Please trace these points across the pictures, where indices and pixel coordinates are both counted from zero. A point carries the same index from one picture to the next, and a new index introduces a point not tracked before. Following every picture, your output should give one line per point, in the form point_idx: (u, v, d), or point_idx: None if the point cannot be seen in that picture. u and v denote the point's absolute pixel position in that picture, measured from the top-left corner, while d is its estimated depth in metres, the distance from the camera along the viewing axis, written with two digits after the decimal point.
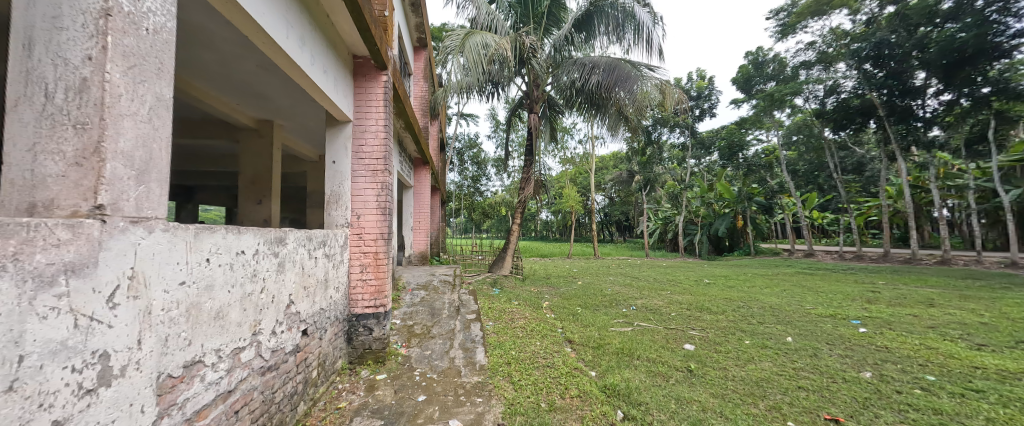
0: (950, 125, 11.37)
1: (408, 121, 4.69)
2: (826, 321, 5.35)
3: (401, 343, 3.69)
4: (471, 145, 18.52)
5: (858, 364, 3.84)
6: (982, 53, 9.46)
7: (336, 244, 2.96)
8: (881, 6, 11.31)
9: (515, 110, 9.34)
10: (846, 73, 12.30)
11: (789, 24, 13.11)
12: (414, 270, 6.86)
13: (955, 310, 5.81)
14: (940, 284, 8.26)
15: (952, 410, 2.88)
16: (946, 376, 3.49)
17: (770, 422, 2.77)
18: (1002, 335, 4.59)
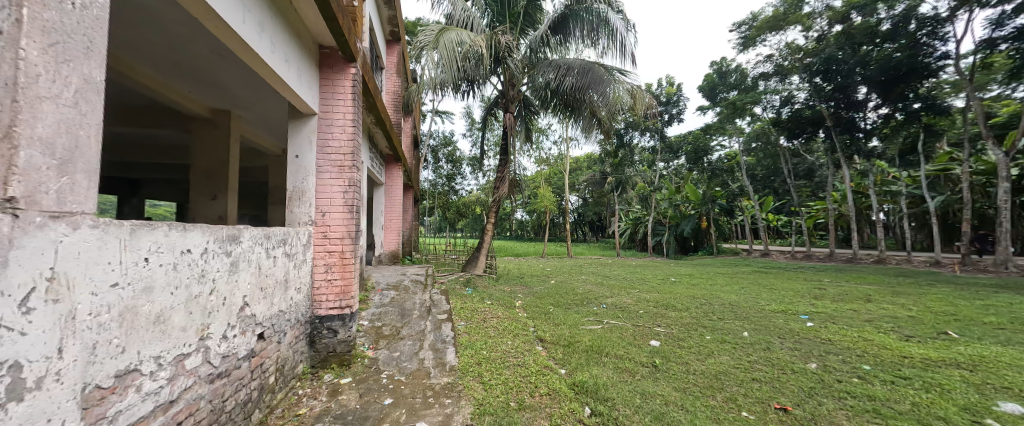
0: (886, 136, 12.39)
1: (379, 116, 4.55)
2: (778, 316, 5.63)
3: (368, 346, 3.57)
4: (446, 143, 18.42)
5: (805, 355, 4.06)
6: (915, 72, 10.39)
7: (297, 243, 2.82)
8: (830, 24, 11.96)
9: (491, 109, 9.29)
10: (800, 85, 12.90)
11: (749, 37, 13.70)
12: (384, 269, 6.68)
13: (888, 305, 6.28)
14: (878, 281, 8.90)
15: (884, 396, 3.10)
16: (879, 365, 3.75)
17: (727, 413, 2.87)
18: (928, 326, 5.01)
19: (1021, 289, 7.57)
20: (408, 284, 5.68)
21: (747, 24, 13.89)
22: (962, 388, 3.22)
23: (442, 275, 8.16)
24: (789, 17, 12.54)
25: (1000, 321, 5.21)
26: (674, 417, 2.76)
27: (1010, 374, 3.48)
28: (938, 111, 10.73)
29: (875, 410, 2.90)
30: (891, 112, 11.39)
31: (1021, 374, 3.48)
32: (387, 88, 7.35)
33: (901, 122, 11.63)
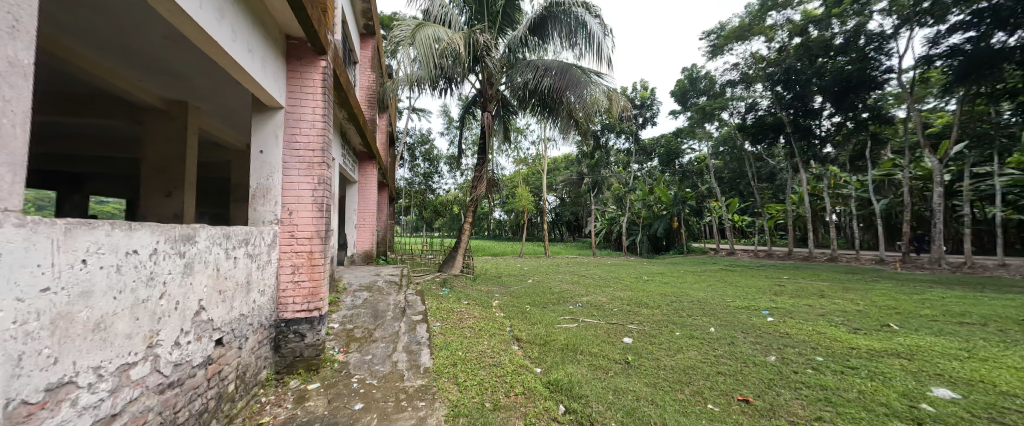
0: (838, 143, 13.08)
1: (352, 112, 4.42)
2: (742, 312, 5.83)
3: (339, 349, 3.45)
4: (423, 141, 18.12)
5: (765, 348, 4.22)
6: (864, 84, 11.07)
7: (261, 243, 2.69)
8: (790, 36, 12.51)
9: (469, 108, 9.20)
10: (764, 93, 13.76)
11: (718, 45, 14.18)
12: (357, 270, 6.50)
13: (839, 300, 6.63)
14: (831, 278, 9.43)
15: (834, 385, 3.26)
16: (830, 356, 3.95)
17: (694, 406, 2.94)
18: (873, 319, 5.35)
19: (960, 285, 8.18)
20: (382, 285, 5.53)
21: (715, 33, 14.42)
22: (902, 376, 3.44)
23: (418, 275, 8.02)
24: (753, 28, 13.07)
25: (937, 314, 5.61)
26: (644, 413, 2.80)
27: (943, 362, 3.75)
28: (882, 120, 11.61)
29: (827, 398, 3.05)
30: (844, 121, 12.04)
31: (950, 361, 3.76)
32: (361, 83, 7.16)
33: (851, 130, 12.32)
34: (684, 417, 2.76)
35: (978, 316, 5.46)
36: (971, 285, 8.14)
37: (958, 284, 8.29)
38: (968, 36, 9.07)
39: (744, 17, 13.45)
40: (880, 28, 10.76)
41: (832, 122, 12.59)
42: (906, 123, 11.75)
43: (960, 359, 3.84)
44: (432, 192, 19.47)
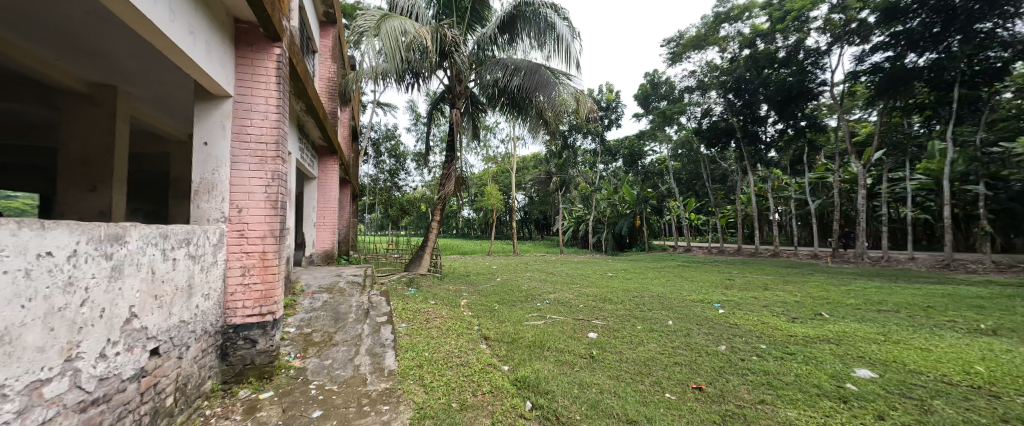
0: (781, 148, 14.02)
1: (310, 104, 4.19)
2: (696, 305, 6.09)
3: (296, 354, 3.25)
4: (389, 137, 17.69)
5: (717, 338, 4.42)
6: (802, 95, 11.90)
7: (205, 243, 2.48)
8: (740, 48, 13.18)
9: (437, 104, 9.02)
10: (716, 99, 14.41)
11: (676, 53, 14.67)
12: (317, 271, 6.20)
13: (781, 292, 7.08)
14: (775, 272, 10.09)
15: (776, 370, 3.47)
16: (772, 344, 4.21)
17: (653, 396, 3.03)
18: (807, 308, 5.78)
19: (889, 277, 8.96)
20: (344, 286, 5.30)
21: (674, 41, 14.90)
22: (831, 359, 3.74)
23: (384, 276, 7.76)
24: (708, 38, 13.71)
25: (862, 302, 6.15)
26: (608, 405, 2.83)
27: (864, 345, 4.12)
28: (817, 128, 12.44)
29: (770, 383, 3.24)
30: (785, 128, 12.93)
31: (868, 344, 4.13)
32: (320, 74, 6.82)
33: (792, 137, 13.20)
34: (644, 407, 2.83)
35: (894, 304, 6.01)
36: (893, 276, 8.98)
37: (885, 276, 9.10)
38: (885, 57, 10.39)
39: (701, 26, 14.06)
40: (816, 45, 11.61)
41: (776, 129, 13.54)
42: (838, 131, 12.84)
43: (877, 342, 4.22)
44: (398, 189, 18.97)
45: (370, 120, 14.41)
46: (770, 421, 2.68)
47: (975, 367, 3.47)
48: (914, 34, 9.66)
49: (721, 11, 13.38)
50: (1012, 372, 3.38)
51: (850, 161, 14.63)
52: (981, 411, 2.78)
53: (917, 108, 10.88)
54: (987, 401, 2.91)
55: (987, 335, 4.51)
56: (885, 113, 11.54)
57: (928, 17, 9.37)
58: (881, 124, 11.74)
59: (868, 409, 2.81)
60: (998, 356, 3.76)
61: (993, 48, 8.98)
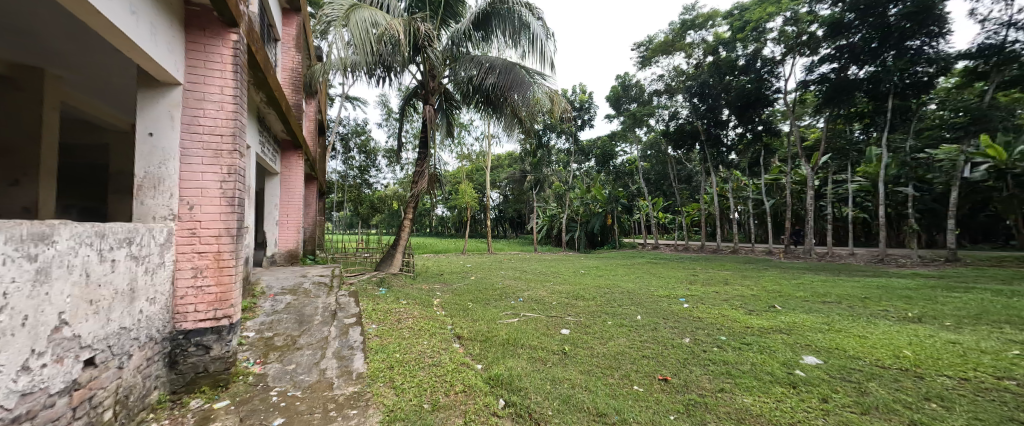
0: (741, 150, 14.86)
1: (271, 95, 3.98)
2: (663, 299, 6.27)
3: (255, 360, 3.06)
4: (358, 132, 16.88)
5: (682, 332, 4.56)
6: (759, 101, 12.63)
7: (150, 242, 2.29)
8: (704, 55, 13.75)
9: (409, 100, 8.79)
10: (682, 103, 14.89)
11: (645, 57, 14.98)
12: (279, 271, 5.90)
13: (740, 286, 7.42)
14: (736, 267, 10.56)
15: (734, 360, 3.62)
16: (732, 335, 4.38)
17: (622, 388, 3.07)
18: (762, 301, 6.07)
19: (839, 271, 9.56)
20: (309, 287, 5.07)
21: (644, 46, 15.15)
22: (783, 348, 3.94)
23: (352, 276, 7.50)
24: (675, 44, 14.11)
25: (810, 294, 6.54)
26: (579, 400, 2.85)
27: (811, 334, 4.37)
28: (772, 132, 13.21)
29: (730, 372, 3.36)
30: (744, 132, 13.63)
31: (815, 333, 4.38)
32: (283, 65, 6.56)
33: (750, 141, 14.05)
34: (614, 400, 2.87)
35: (836, 296, 6.44)
36: (839, 270, 9.61)
37: (833, 270, 9.72)
38: (831, 68, 11.11)
39: (669, 32, 14.45)
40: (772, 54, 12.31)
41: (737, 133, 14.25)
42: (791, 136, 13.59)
43: (822, 331, 4.49)
44: (369, 187, 18.49)
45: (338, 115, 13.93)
46: (729, 409, 2.78)
47: (904, 352, 3.77)
48: (856, 48, 10.38)
49: (687, 18, 13.82)
50: (937, 355, 3.69)
51: (801, 164, 15.62)
52: (909, 390, 3.02)
53: (857, 116, 11.92)
54: (912, 381, 3.18)
55: (915, 322, 4.92)
56: (830, 120, 12.40)
57: (868, 33, 10.14)
58: (827, 129, 12.64)
59: (814, 393, 2.98)
60: (927, 341, 4.09)
61: (922, 64, 9.75)
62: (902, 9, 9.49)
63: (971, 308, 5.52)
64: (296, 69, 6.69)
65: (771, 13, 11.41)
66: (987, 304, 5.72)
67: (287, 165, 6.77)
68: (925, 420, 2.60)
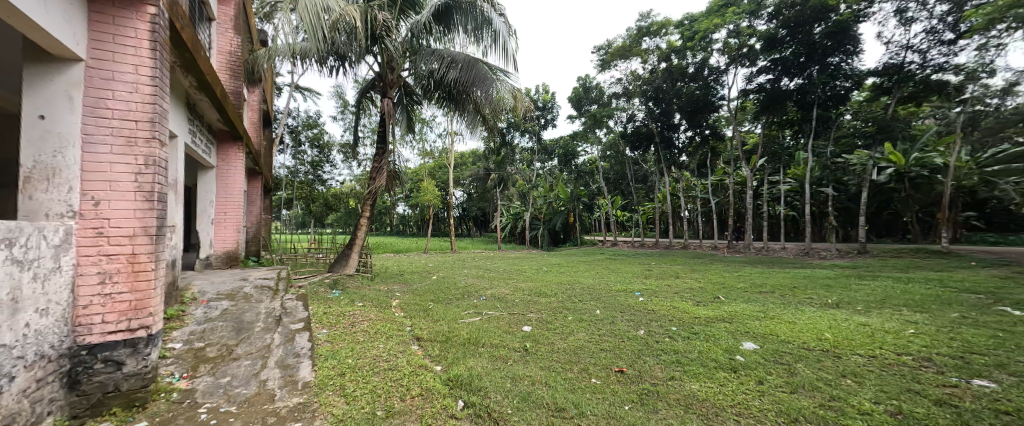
0: (691, 152, 15.65)
1: (202, 80, 3.63)
2: (619, 294, 6.42)
3: (182, 374, 2.73)
4: (310, 125, 16.14)
5: (637, 324, 4.66)
6: (706, 107, 13.44)
7: (38, 245, 1.97)
8: (658, 61, 14.25)
9: (366, 92, 8.38)
10: (639, 106, 15.38)
11: (605, 60, 15.30)
12: (214, 275, 5.40)
13: (690, 279, 7.78)
14: (686, 262, 11.09)
15: (683, 349, 3.73)
16: (682, 325, 4.54)
17: (581, 382, 3.07)
18: (708, 292, 6.38)
19: (777, 264, 10.30)
20: (250, 291, 4.67)
21: (603, 49, 15.57)
22: (725, 335, 4.13)
23: (302, 278, 7.04)
24: (632, 49, 14.48)
25: (748, 285, 7.00)
26: (538, 396, 2.80)
27: (749, 322, 4.63)
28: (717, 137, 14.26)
29: (680, 360, 3.46)
30: (693, 135, 14.49)
31: (752, 320, 4.66)
32: (219, 47, 6.03)
33: (698, 144, 14.91)
34: (573, 394, 2.85)
35: (771, 286, 6.91)
36: (774, 263, 10.38)
37: (769, 263, 10.47)
38: (768, 78, 11.98)
39: (626, 37, 14.81)
40: (717, 63, 12.99)
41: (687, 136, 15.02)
42: (731, 140, 14.61)
43: (759, 318, 4.77)
44: (321, 183, 17.44)
45: (287, 105, 13.06)
46: (678, 395, 2.85)
47: (824, 335, 4.11)
48: (788, 61, 11.26)
49: (643, 25, 14.27)
50: (850, 336, 4.07)
51: (742, 166, 16.75)
52: (829, 369, 3.28)
53: (788, 124, 12.78)
54: (832, 360, 3.45)
55: (832, 307, 5.41)
56: (766, 126, 13.40)
57: (797, 48, 11.07)
58: (764, 135, 13.71)
59: (751, 376, 3.14)
60: (843, 325, 4.49)
61: (839, 79, 10.76)
62: (824, 28, 10.51)
63: (877, 293, 6.16)
64: (235, 52, 6.19)
65: (716, 24, 11.76)
66: (890, 289, 6.42)
67: (223, 158, 6.22)
68: (843, 396, 2.82)
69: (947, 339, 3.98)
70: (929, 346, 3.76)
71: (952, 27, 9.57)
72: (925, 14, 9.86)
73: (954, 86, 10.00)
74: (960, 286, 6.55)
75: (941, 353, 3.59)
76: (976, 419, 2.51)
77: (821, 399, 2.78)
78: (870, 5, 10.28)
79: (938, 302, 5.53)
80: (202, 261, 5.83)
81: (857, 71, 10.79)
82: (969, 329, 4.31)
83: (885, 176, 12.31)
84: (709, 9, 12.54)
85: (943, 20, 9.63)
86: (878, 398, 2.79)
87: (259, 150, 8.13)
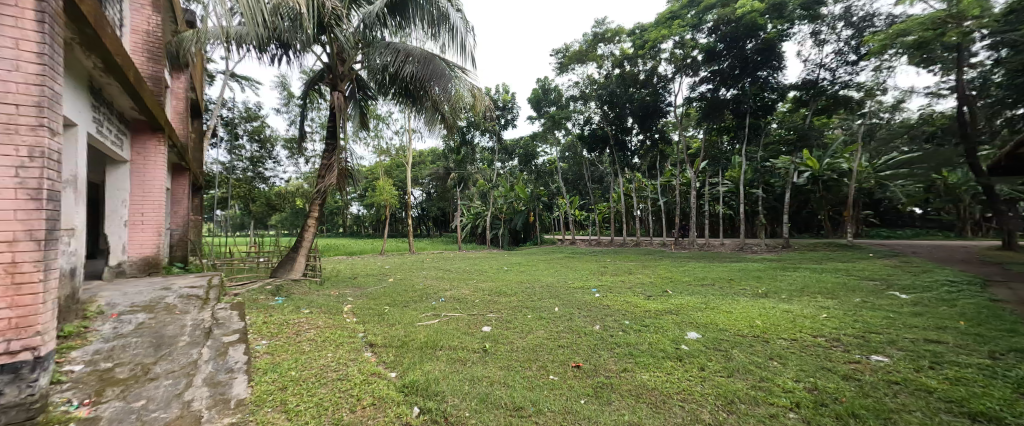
0: (642, 154, 16.28)
1: (107, 59, 3.51)
2: (576, 291, 6.49)
3: (82, 401, 2.32)
4: (250, 117, 14.98)
5: (593, 320, 4.69)
6: (654, 114, 14.18)
7: None
8: (611, 67, 14.64)
9: (314, 84, 7.85)
10: (595, 109, 15.75)
11: (563, 63, 15.51)
12: (128, 285, 4.78)
13: (641, 275, 8.05)
14: (639, 258, 11.50)
15: (635, 341, 3.80)
16: (634, 319, 4.64)
17: (538, 379, 3.01)
18: (658, 287, 6.61)
19: (719, 258, 10.96)
20: (173, 302, 4.18)
21: (561, 52, 15.73)
22: (672, 327, 4.26)
23: (239, 286, 6.44)
24: (588, 54, 14.76)
25: (693, 279, 7.35)
26: (498, 396, 2.71)
27: (693, 313, 4.83)
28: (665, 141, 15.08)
29: (632, 352, 3.52)
30: (644, 139, 15.16)
31: (696, 312, 4.86)
32: (134, 25, 5.54)
33: (649, 147, 15.65)
34: (531, 392, 2.79)
35: (713, 279, 7.31)
36: (716, 257, 11.03)
37: (712, 257, 11.11)
38: (709, 88, 12.74)
39: (583, 42, 15.07)
40: (665, 72, 13.62)
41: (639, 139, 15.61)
42: (678, 144, 15.41)
43: (702, 309, 4.99)
44: (263, 181, 16.36)
45: (221, 95, 12.00)
46: (630, 386, 2.88)
47: (755, 322, 4.38)
48: (724, 74, 12.17)
49: (598, 31, 14.59)
50: (776, 322, 4.37)
51: (687, 168, 17.74)
52: (759, 353, 3.48)
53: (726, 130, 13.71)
54: (762, 345, 3.67)
55: (763, 297, 5.82)
56: (708, 132, 14.28)
57: (732, 61, 11.87)
58: (706, 140, 14.63)
59: (695, 363, 3.25)
60: (770, 312, 4.82)
61: (768, 91, 11.82)
62: (755, 45, 11.31)
63: (801, 283, 6.71)
64: (154, 32, 5.70)
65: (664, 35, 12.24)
66: (808, 278, 7.06)
67: (142, 152, 5.60)
68: (771, 376, 2.99)
69: (851, 321, 4.40)
70: (838, 328, 4.14)
71: (854, 51, 10.68)
72: (834, 37, 10.92)
73: (857, 102, 11.45)
74: (861, 274, 7.35)
75: (848, 334, 3.95)
76: (876, 390, 2.77)
77: (753, 381, 2.93)
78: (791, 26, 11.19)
79: (845, 289, 6.15)
80: (112, 269, 5.25)
81: (781, 85, 11.84)
82: (868, 311, 4.81)
83: (805, 178, 13.39)
84: (657, 20, 13.04)
85: (848, 44, 10.73)
86: (799, 376, 2.99)
87: (186, 143, 7.42)
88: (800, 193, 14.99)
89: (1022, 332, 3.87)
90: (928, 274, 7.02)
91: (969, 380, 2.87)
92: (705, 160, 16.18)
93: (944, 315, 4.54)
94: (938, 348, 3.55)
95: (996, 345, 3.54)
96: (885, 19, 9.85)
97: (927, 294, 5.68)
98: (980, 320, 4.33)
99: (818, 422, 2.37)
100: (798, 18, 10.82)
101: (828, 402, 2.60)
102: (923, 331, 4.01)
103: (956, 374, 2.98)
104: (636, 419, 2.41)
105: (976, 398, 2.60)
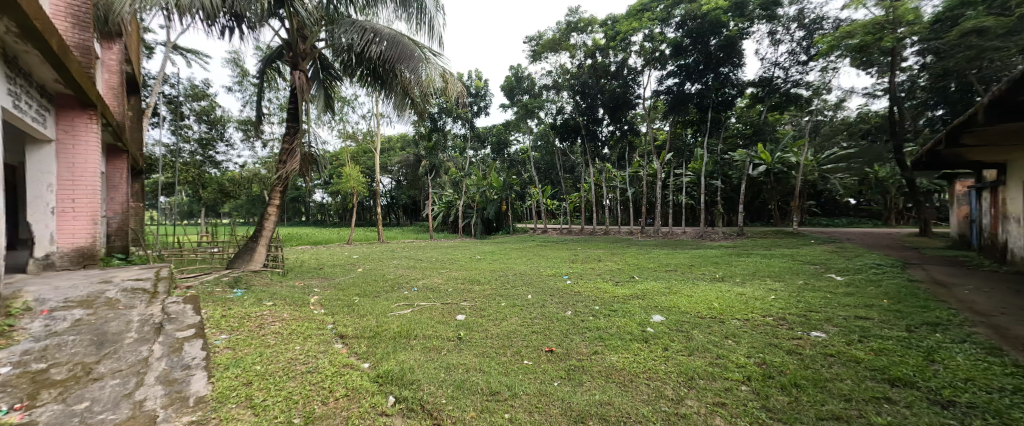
0: (613, 145, 16.52)
1: (23, 23, 3.14)
2: (550, 278, 6.54)
3: (12, 406, 2.08)
4: (196, 95, 13.81)
5: (565, 306, 4.76)
6: (625, 105, 14.36)
7: None
8: (583, 58, 14.60)
9: (272, 62, 7.32)
10: (567, 100, 15.73)
11: (536, 52, 15.20)
12: (59, 279, 4.35)
13: (611, 262, 8.19)
14: (607, 246, 11.72)
15: (604, 325, 3.87)
16: (603, 304, 4.73)
17: (513, 364, 3.02)
18: (625, 273, 6.80)
19: (680, 246, 11.35)
20: (114, 297, 3.85)
21: (534, 40, 15.44)
22: (638, 311, 4.37)
23: (191, 278, 6.01)
24: (561, 43, 14.60)
25: (658, 265, 7.61)
26: (473, 382, 2.68)
27: (658, 297, 4.99)
28: (634, 132, 15.40)
29: (602, 335, 3.58)
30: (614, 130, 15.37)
31: (661, 296, 5.02)
32: None
33: (619, 138, 15.88)
34: (507, 377, 2.77)
35: (674, 265, 7.58)
36: (677, 245, 11.45)
37: (675, 245, 11.55)
38: (676, 80, 12.96)
39: (556, 31, 14.91)
40: (635, 64, 13.75)
41: (610, 130, 15.77)
42: (645, 136, 15.70)
43: (665, 294, 5.17)
44: (213, 165, 15.41)
45: (162, 71, 10.90)
46: (600, 368, 2.93)
47: (713, 304, 4.59)
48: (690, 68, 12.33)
49: (571, 20, 14.48)
50: (730, 304, 4.60)
51: (652, 160, 18.19)
52: (716, 332, 3.64)
53: (689, 124, 14.45)
54: (719, 325, 3.83)
55: (719, 280, 6.12)
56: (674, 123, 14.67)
57: (697, 56, 12.13)
58: (671, 132, 15.01)
59: (659, 344, 3.34)
60: (726, 295, 5.06)
61: (728, 87, 12.37)
62: (718, 41, 11.62)
63: (751, 267, 7.11)
64: None
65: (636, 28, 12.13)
66: (759, 263, 7.50)
67: (70, 130, 5.09)
68: (726, 353, 3.14)
69: (794, 301, 4.69)
70: (783, 308, 4.41)
71: (805, 51, 11.31)
72: (788, 37, 11.49)
73: (805, 99, 11.93)
74: (805, 259, 7.89)
75: (791, 313, 4.22)
76: (814, 362, 2.96)
77: (710, 358, 3.06)
78: (750, 24, 11.64)
79: (790, 272, 6.59)
80: (37, 261, 4.75)
81: (739, 80, 12.39)
82: (809, 291, 5.17)
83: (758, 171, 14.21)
84: (629, 12, 12.94)
85: (800, 44, 11.33)
86: (750, 353, 3.15)
87: (121, 122, 6.76)
88: (754, 184, 15.78)
89: (933, 307, 4.28)
90: (859, 258, 7.65)
91: (891, 350, 3.13)
92: (670, 150, 16.57)
93: (871, 295, 4.95)
94: (865, 323, 3.85)
95: (912, 319, 3.88)
96: (833, 22, 10.64)
97: (858, 275, 6.18)
98: (900, 298, 4.75)
99: (766, 393, 2.50)
100: (756, 17, 11.41)
101: (775, 375, 2.75)
102: (854, 309, 4.36)
103: (881, 345, 3.24)
104: (606, 399, 2.45)
105: (895, 366, 2.82)
